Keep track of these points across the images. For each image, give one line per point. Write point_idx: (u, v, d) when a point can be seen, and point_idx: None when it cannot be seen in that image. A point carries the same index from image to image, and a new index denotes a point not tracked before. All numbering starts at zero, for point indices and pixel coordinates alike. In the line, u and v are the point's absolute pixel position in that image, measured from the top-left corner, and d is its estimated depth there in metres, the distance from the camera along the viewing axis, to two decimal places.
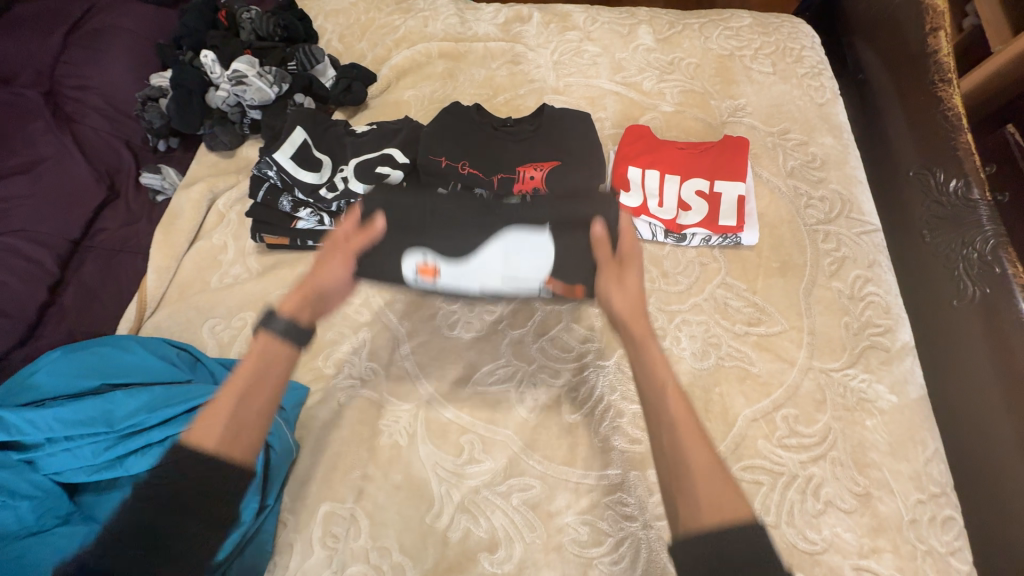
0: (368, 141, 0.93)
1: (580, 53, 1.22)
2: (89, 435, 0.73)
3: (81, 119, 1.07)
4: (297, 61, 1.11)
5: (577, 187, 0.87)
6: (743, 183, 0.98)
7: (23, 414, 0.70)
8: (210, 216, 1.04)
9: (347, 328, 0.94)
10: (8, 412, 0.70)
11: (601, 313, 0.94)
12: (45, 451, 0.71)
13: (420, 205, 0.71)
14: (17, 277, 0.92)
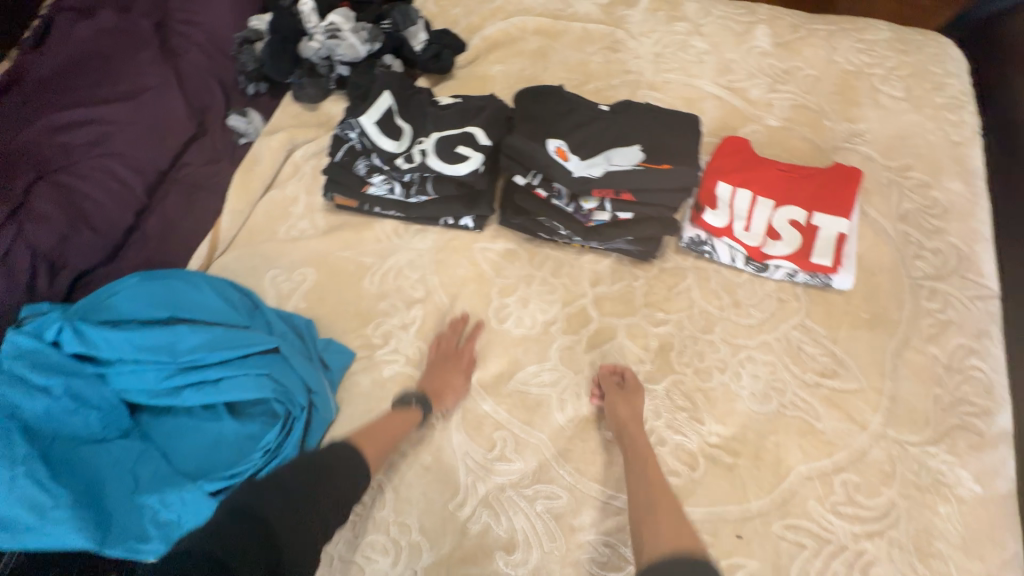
0: (452, 116, 0.91)
1: (686, 48, 1.13)
2: (155, 362, 0.78)
3: (182, 53, 1.11)
4: (391, 20, 1.08)
5: (663, 198, 0.80)
6: (847, 220, 0.88)
7: (104, 332, 0.76)
8: (286, 166, 1.05)
9: (399, 301, 0.93)
10: (91, 328, 0.76)
11: (659, 333, 0.89)
12: (116, 370, 0.77)
13: (543, 106, 0.88)
14: (111, 200, 0.99)
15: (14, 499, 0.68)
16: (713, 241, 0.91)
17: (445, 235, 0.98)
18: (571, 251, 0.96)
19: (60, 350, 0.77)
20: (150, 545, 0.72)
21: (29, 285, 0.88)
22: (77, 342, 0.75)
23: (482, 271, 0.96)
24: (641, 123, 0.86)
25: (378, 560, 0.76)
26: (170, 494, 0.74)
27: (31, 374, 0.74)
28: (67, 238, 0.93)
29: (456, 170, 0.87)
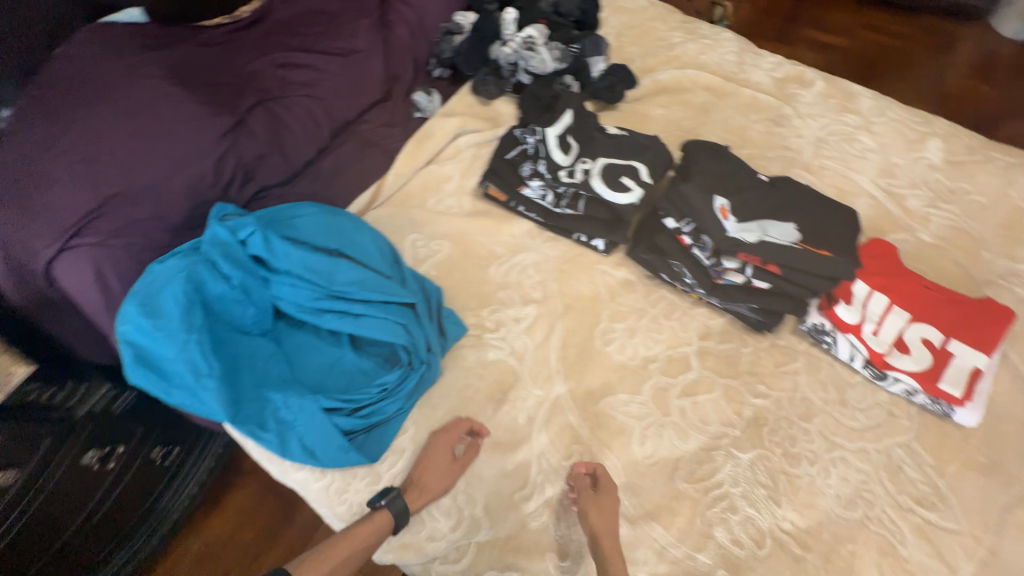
0: (620, 147, 0.98)
1: (851, 141, 1.13)
2: (313, 283, 0.89)
3: (393, 26, 1.25)
4: (581, 44, 1.18)
5: (811, 282, 0.80)
6: (987, 357, 0.85)
7: (286, 245, 0.88)
8: (449, 147, 1.15)
9: (517, 296, 1.00)
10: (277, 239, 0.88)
11: (756, 405, 0.89)
12: (280, 279, 0.89)
13: (708, 161, 0.91)
14: (303, 134, 1.14)
15: (183, 359, 0.81)
16: (836, 334, 0.90)
17: (573, 249, 1.04)
18: (687, 300, 0.99)
19: (245, 248, 0.89)
20: (266, 434, 0.83)
21: (225, 187, 1.04)
22: (262, 246, 0.88)
23: (598, 292, 1.01)
24: (803, 203, 0.87)
25: (440, 521, 0.83)
26: (292, 398, 0.84)
27: (220, 260, 0.86)
28: (263, 157, 1.08)
29: (614, 198, 0.94)
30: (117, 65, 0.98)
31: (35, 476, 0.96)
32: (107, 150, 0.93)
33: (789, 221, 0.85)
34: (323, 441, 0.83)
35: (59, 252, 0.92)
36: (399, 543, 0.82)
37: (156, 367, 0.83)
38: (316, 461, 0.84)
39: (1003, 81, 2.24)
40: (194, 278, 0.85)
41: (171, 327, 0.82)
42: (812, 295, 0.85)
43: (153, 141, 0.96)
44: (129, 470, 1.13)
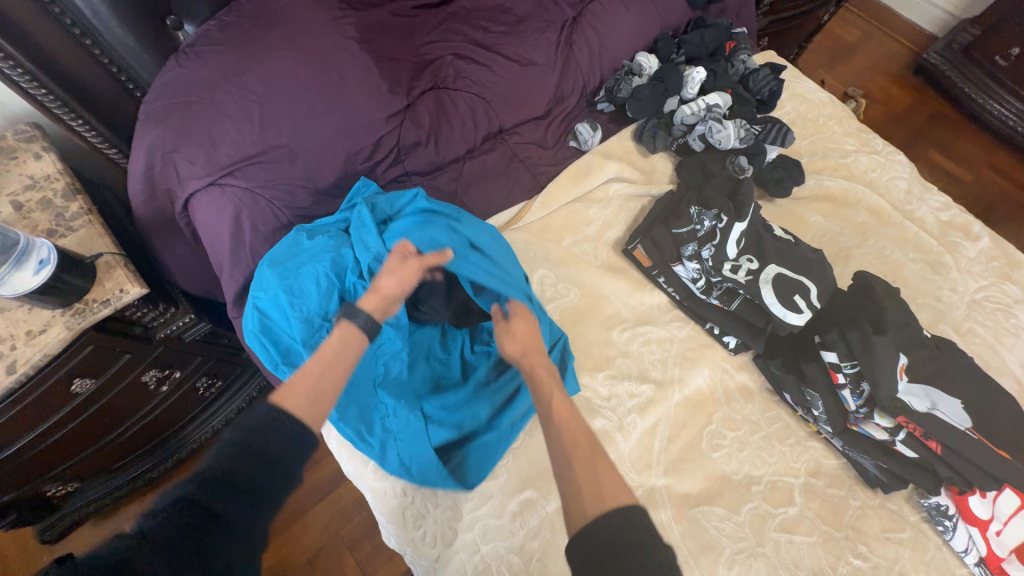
0: (794, 257, 0.91)
1: (1008, 314, 1.07)
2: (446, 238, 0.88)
3: (576, 48, 1.20)
4: (762, 128, 1.14)
5: (971, 472, 0.77)
6: None
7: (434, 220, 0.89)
8: (599, 189, 1.10)
9: (634, 369, 0.95)
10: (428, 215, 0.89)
11: (854, 566, 0.84)
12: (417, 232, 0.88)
13: (892, 309, 0.84)
14: (460, 130, 1.08)
15: (308, 344, 0.79)
16: (957, 522, 0.86)
17: (701, 338, 1.00)
18: (803, 430, 0.95)
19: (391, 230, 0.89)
20: (370, 442, 0.82)
21: (374, 164, 1.00)
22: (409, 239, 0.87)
23: (714, 391, 0.96)
24: (986, 387, 0.81)
25: None
26: (401, 408, 0.84)
27: (363, 248, 0.86)
28: (418, 145, 1.04)
29: (782, 313, 0.87)
30: (315, 18, 0.97)
31: (111, 387, 1.02)
32: (283, 100, 0.91)
33: (961, 399, 0.79)
34: (424, 459, 0.83)
35: (207, 186, 0.89)
36: None
37: (277, 344, 0.81)
38: (411, 478, 0.82)
39: None
40: (338, 263, 0.84)
41: (306, 310, 0.80)
42: (960, 483, 0.80)
43: (328, 104, 0.93)
44: (178, 390, 1.22)
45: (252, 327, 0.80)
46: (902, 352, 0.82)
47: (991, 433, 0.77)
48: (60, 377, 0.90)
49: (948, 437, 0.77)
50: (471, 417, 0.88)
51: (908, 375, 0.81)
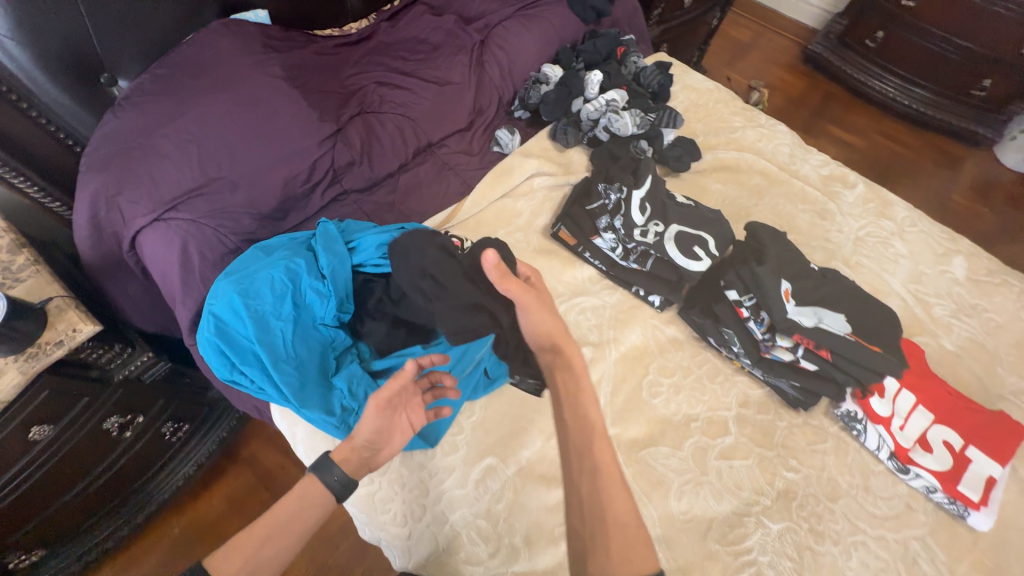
0: (691, 217, 1.05)
1: (886, 244, 1.24)
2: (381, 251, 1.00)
3: (487, 66, 1.35)
4: (657, 115, 1.28)
5: (858, 370, 0.89)
6: (1001, 468, 0.91)
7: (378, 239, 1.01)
8: (523, 184, 1.23)
9: (574, 337, 1.05)
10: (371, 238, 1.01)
11: (787, 478, 0.95)
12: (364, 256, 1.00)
13: (774, 246, 0.99)
14: (390, 147, 1.20)
15: (264, 342, 0.86)
16: (866, 423, 0.97)
17: (630, 301, 1.10)
18: (728, 367, 1.06)
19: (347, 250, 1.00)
20: (330, 421, 0.86)
21: (312, 185, 1.09)
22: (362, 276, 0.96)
23: (648, 346, 1.06)
24: (856, 300, 0.95)
25: (478, 546, 0.85)
26: (359, 387, 0.90)
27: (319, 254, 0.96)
28: (352, 164, 1.14)
29: (685, 262, 1.00)
30: (241, 62, 1.06)
31: (69, 434, 1.02)
32: (219, 137, 0.99)
33: (839, 313, 0.93)
34: None
35: (152, 222, 0.95)
36: (438, 559, 0.87)
37: (232, 345, 0.87)
38: None
39: (968, 188, 2.48)
40: (292, 269, 0.92)
41: (261, 310, 0.88)
42: (854, 386, 0.93)
43: (264, 137, 1.02)
44: (144, 436, 1.23)
45: (207, 334, 0.86)
46: (787, 279, 0.95)
47: (864, 332, 0.92)
48: (15, 427, 0.91)
49: (836, 347, 0.89)
50: None
51: (797, 299, 0.94)
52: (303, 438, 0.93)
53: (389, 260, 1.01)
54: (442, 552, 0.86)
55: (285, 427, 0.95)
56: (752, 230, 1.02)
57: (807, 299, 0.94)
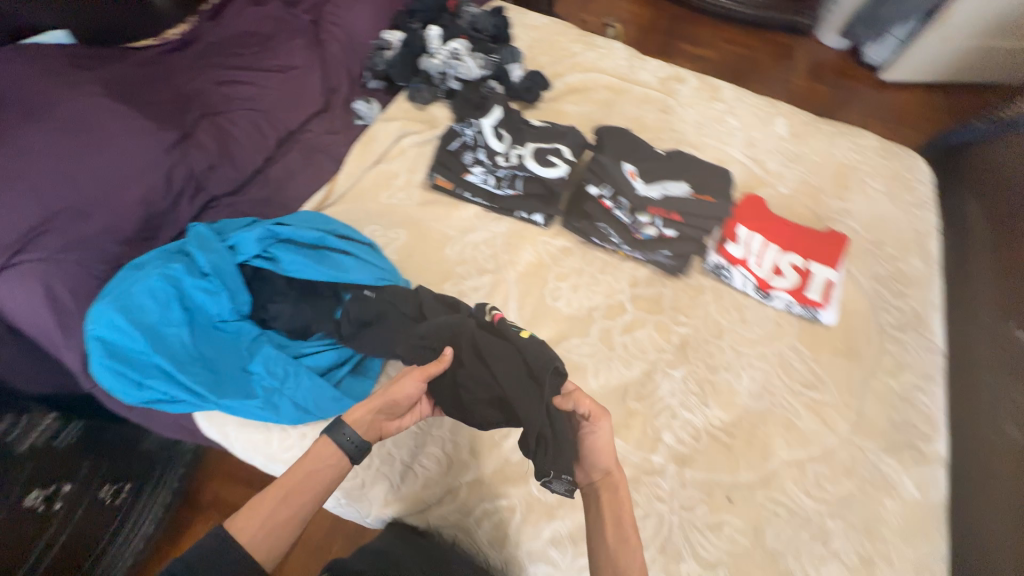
0: (544, 135, 1.18)
1: (721, 123, 1.42)
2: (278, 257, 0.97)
3: (326, 45, 1.35)
4: (499, 55, 1.36)
5: (701, 221, 1.07)
6: (834, 270, 1.12)
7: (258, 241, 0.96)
8: (393, 148, 1.27)
9: (474, 269, 1.12)
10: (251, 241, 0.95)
11: (680, 332, 1.09)
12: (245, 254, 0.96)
13: (621, 141, 1.16)
14: (249, 144, 1.18)
15: (162, 349, 0.87)
16: (730, 268, 1.14)
17: (517, 226, 1.18)
18: (615, 258, 1.17)
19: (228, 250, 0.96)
20: (255, 402, 0.89)
21: (174, 199, 1.07)
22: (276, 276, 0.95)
23: (543, 260, 1.16)
24: (688, 168, 1.15)
25: (430, 469, 0.92)
26: (276, 365, 0.91)
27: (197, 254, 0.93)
28: (212, 168, 1.12)
29: (544, 172, 1.11)
30: (50, 88, 0.99)
31: None
32: (47, 169, 0.92)
33: (679, 181, 1.11)
34: (315, 397, 0.90)
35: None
36: (398, 495, 0.91)
37: (130, 363, 0.87)
38: (311, 416, 0.90)
39: (804, 68, 2.80)
40: (170, 276, 0.91)
41: (149, 321, 0.88)
42: (705, 236, 1.11)
43: (101, 159, 0.97)
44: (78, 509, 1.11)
45: (98, 359, 0.85)
46: (631, 163, 1.11)
47: (703, 188, 1.09)
48: None
49: (684, 206, 1.07)
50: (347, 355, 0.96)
51: (643, 179, 1.10)
52: (237, 434, 0.93)
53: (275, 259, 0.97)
54: (399, 486, 0.91)
55: (215, 432, 0.95)
56: (605, 132, 1.18)
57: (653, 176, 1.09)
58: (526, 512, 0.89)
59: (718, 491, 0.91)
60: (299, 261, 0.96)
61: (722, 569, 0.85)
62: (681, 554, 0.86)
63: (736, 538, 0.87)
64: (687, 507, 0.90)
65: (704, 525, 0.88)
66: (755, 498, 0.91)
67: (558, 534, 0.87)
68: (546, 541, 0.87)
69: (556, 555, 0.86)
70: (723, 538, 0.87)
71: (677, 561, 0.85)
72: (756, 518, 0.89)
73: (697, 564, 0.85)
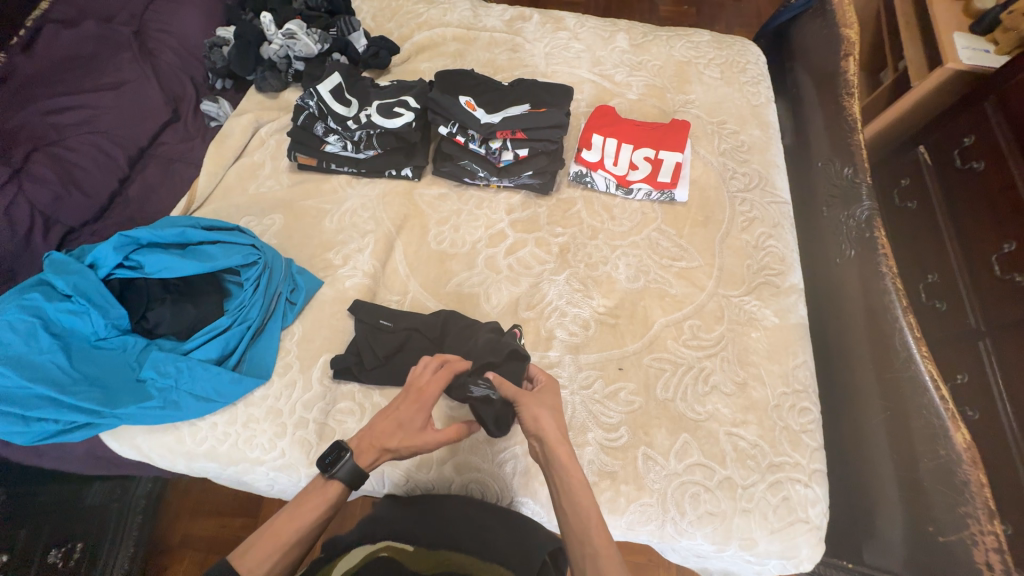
0: (389, 91, 1.19)
1: (568, 48, 1.49)
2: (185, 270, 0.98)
3: (157, 54, 1.33)
4: (337, 29, 1.37)
5: (545, 133, 1.14)
6: (681, 152, 1.22)
7: (119, 251, 0.96)
8: (253, 140, 1.27)
9: (355, 233, 1.15)
10: (112, 254, 0.95)
11: (559, 242, 1.17)
12: (107, 266, 0.95)
13: (463, 81, 1.22)
14: (97, 167, 1.16)
15: (36, 377, 0.86)
16: (591, 173, 1.23)
17: (390, 184, 1.22)
18: (489, 192, 1.24)
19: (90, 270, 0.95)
20: (154, 404, 0.90)
21: (26, 236, 1.05)
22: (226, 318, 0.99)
23: (420, 209, 1.20)
24: (529, 91, 1.22)
25: (348, 421, 0.94)
26: (167, 365, 0.92)
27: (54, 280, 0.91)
28: (60, 197, 1.10)
29: (393, 123, 1.14)
30: None
31: None
32: None
33: (522, 104, 1.19)
34: (214, 383, 0.93)
35: None
36: (319, 454, 0.92)
37: (5, 399, 0.85)
38: (215, 403, 0.94)
39: None
40: (29, 305, 0.89)
41: (15, 354, 0.86)
42: (558, 148, 1.18)
43: None
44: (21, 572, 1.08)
45: None
46: (471, 98, 1.18)
47: (541, 101, 1.21)
48: None
49: (526, 122, 1.13)
50: (241, 340, 0.99)
51: (483, 108, 1.17)
52: (148, 443, 0.94)
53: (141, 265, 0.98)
54: (319, 444, 0.92)
55: (130, 450, 0.96)
56: (446, 74, 1.22)
57: (496, 106, 1.18)
58: (444, 432, 0.95)
59: (611, 365, 1.01)
60: (169, 262, 0.98)
61: (624, 428, 0.95)
62: (587, 426, 0.95)
63: (632, 399, 0.98)
64: (587, 386, 0.99)
65: (604, 396, 0.98)
66: (643, 362, 1.02)
67: (477, 442, 0.95)
68: (467, 450, 0.94)
69: (479, 459, 0.93)
70: (621, 402, 0.97)
71: (584, 432, 0.95)
72: (647, 377, 1.00)
73: (602, 430, 0.95)
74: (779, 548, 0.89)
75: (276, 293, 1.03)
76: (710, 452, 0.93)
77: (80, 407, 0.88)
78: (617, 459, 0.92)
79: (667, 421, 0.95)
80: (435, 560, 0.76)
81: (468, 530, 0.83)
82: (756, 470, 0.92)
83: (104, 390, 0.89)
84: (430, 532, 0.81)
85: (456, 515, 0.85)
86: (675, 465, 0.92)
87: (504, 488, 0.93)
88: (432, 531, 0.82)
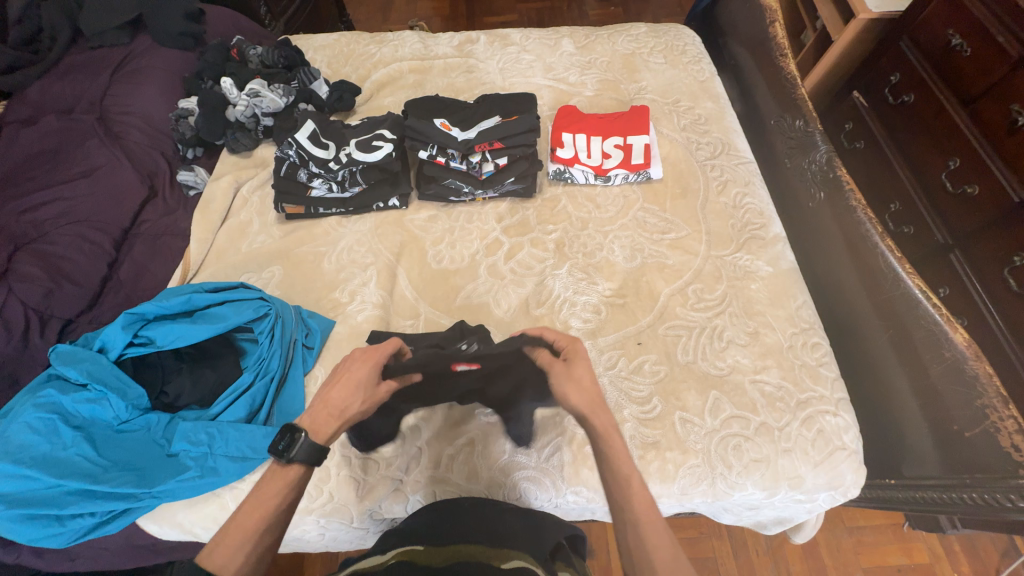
0: (363, 128, 1.24)
1: (519, 61, 1.56)
2: (194, 337, 0.98)
3: (124, 136, 1.34)
4: (298, 81, 1.41)
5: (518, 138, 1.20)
6: (647, 134, 1.30)
7: (126, 330, 0.95)
8: (236, 201, 1.29)
9: (356, 269, 1.17)
10: (121, 335, 0.95)
11: (553, 238, 1.21)
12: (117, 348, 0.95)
13: (431, 105, 1.27)
14: (83, 255, 1.15)
15: (65, 472, 0.83)
16: (570, 169, 1.29)
17: (380, 216, 1.26)
18: (477, 205, 1.28)
19: (101, 355, 0.94)
20: (190, 475, 0.88)
21: (24, 337, 1.03)
22: (248, 376, 0.99)
23: (414, 234, 1.23)
24: (494, 104, 1.29)
25: (388, 449, 0.95)
26: (197, 433, 0.91)
27: (65, 371, 0.90)
28: (51, 292, 1.08)
29: (374, 156, 1.19)
30: None
31: None
32: None
33: (491, 117, 1.25)
34: (249, 441, 0.92)
35: None
36: (368, 488, 0.92)
37: (36, 502, 0.82)
38: (252, 461, 0.92)
39: None
40: (45, 401, 0.88)
41: (38, 453, 0.83)
42: (535, 150, 1.24)
43: None
44: None
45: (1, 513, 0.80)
46: (444, 121, 1.23)
47: (509, 111, 1.27)
48: None
49: (501, 133, 1.21)
50: (265, 395, 0.99)
51: (458, 126, 1.23)
52: (192, 517, 0.92)
53: (151, 339, 0.98)
54: (365, 478, 0.93)
55: (173, 529, 0.93)
56: (414, 102, 1.28)
57: (467, 123, 1.24)
58: (486, 440, 0.96)
59: (630, 341, 1.05)
60: (179, 330, 0.98)
61: (655, 398, 0.98)
62: (620, 404, 0.98)
63: (657, 368, 1.01)
64: (611, 366, 1.02)
65: (630, 371, 1.01)
66: (659, 333, 1.06)
67: (518, 443, 0.96)
68: (511, 452, 0.95)
69: (525, 459, 0.94)
70: (647, 374, 1.01)
71: (620, 410, 0.97)
72: (666, 346, 1.04)
73: (636, 404, 0.98)
74: (825, 479, 0.93)
75: (291, 340, 1.03)
76: (741, 403, 0.97)
77: (116, 492, 0.85)
78: (656, 429, 0.95)
79: (694, 382, 0.99)
80: (448, 552, 0.66)
81: (478, 522, 0.77)
82: (787, 410, 0.96)
83: (137, 471, 0.87)
84: (440, 530, 0.74)
85: (466, 512, 0.81)
86: (711, 422, 0.95)
87: (555, 482, 0.93)
88: (439, 527, 0.76)
